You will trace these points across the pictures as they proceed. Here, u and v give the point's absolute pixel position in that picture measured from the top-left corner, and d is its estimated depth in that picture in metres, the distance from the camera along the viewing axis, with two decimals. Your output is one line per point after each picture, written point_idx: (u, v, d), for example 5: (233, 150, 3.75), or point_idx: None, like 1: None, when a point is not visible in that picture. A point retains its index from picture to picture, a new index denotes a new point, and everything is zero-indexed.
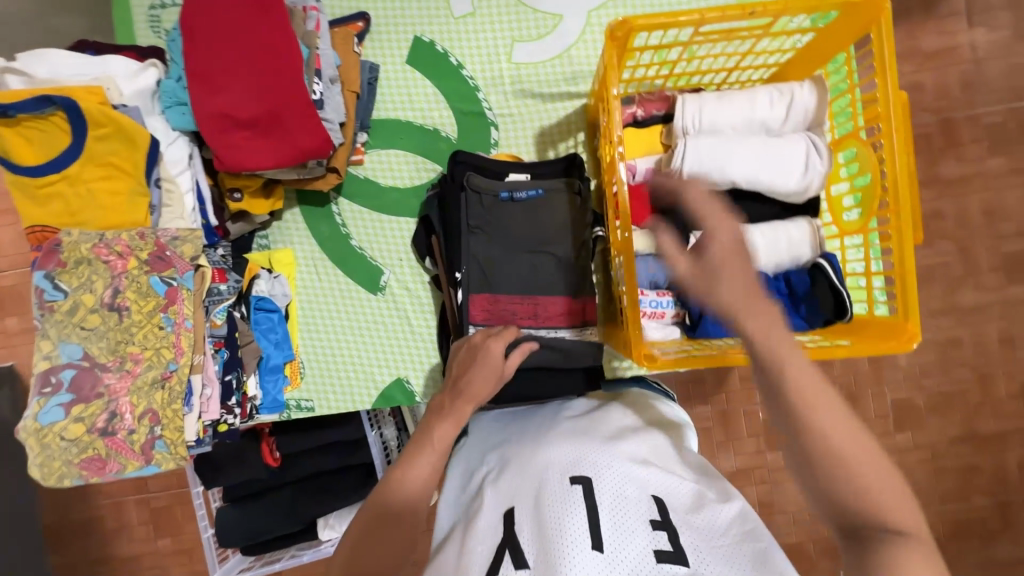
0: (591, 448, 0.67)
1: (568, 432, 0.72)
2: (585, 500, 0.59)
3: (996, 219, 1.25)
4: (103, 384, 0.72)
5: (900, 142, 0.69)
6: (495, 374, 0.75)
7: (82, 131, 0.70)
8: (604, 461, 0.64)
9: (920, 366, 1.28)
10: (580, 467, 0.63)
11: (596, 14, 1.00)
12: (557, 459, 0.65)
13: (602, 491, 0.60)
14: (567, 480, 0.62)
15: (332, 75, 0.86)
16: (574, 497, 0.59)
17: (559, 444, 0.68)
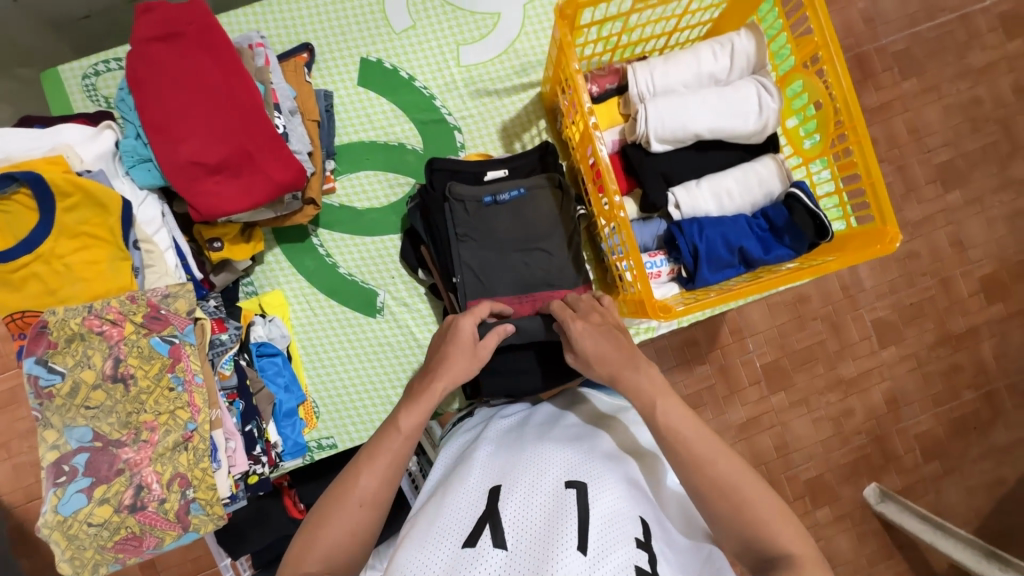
0: (594, 457, 0.65)
1: (574, 437, 0.70)
2: (579, 505, 0.58)
3: (922, 134, 1.37)
4: (121, 460, 0.68)
5: (843, 63, 0.75)
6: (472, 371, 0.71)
7: (47, 204, 0.67)
8: (606, 474, 0.63)
9: (889, 283, 1.37)
10: (582, 476, 0.62)
11: (532, 6, 1.03)
12: (560, 462, 0.64)
13: (596, 501, 0.59)
14: (565, 486, 0.61)
15: (291, 107, 0.86)
16: (569, 502, 0.58)
17: (563, 447, 0.67)
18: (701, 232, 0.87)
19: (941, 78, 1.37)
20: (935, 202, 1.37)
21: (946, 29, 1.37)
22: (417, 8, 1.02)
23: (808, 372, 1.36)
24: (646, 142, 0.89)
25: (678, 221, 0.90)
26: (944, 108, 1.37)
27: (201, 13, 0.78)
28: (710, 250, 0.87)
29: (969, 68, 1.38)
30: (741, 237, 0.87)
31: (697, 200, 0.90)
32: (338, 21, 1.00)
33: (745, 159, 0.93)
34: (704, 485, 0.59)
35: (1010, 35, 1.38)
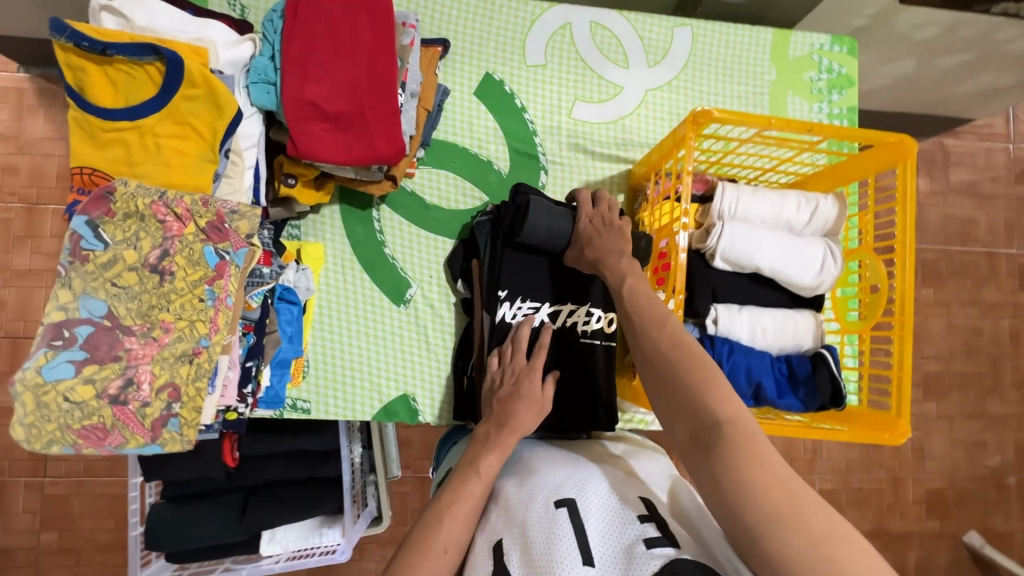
0: (577, 472, 0.72)
1: (553, 460, 0.77)
2: (572, 521, 0.64)
3: (923, 341, 1.80)
4: (122, 347, 0.66)
5: (912, 262, 0.80)
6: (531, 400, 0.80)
7: (171, 85, 0.68)
8: (589, 480, 0.70)
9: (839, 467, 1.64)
10: (566, 492, 0.68)
11: (652, 94, 1.10)
12: (544, 487, 0.70)
13: (587, 511, 0.65)
14: (554, 504, 0.67)
15: (414, 90, 0.89)
16: (561, 519, 0.64)
17: (545, 470, 0.73)
18: (730, 355, 0.92)
19: (954, 300, 1.82)
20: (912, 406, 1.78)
21: (972, 258, 1.83)
22: (553, 52, 1.08)
23: None
24: (711, 254, 0.93)
25: (712, 336, 0.94)
26: (947, 324, 1.81)
27: None
28: (730, 373, 0.91)
29: (981, 298, 1.83)
30: (761, 373, 0.91)
31: (736, 325, 0.94)
32: (481, 34, 1.06)
33: (789, 305, 0.98)
34: (654, 347, 0.69)
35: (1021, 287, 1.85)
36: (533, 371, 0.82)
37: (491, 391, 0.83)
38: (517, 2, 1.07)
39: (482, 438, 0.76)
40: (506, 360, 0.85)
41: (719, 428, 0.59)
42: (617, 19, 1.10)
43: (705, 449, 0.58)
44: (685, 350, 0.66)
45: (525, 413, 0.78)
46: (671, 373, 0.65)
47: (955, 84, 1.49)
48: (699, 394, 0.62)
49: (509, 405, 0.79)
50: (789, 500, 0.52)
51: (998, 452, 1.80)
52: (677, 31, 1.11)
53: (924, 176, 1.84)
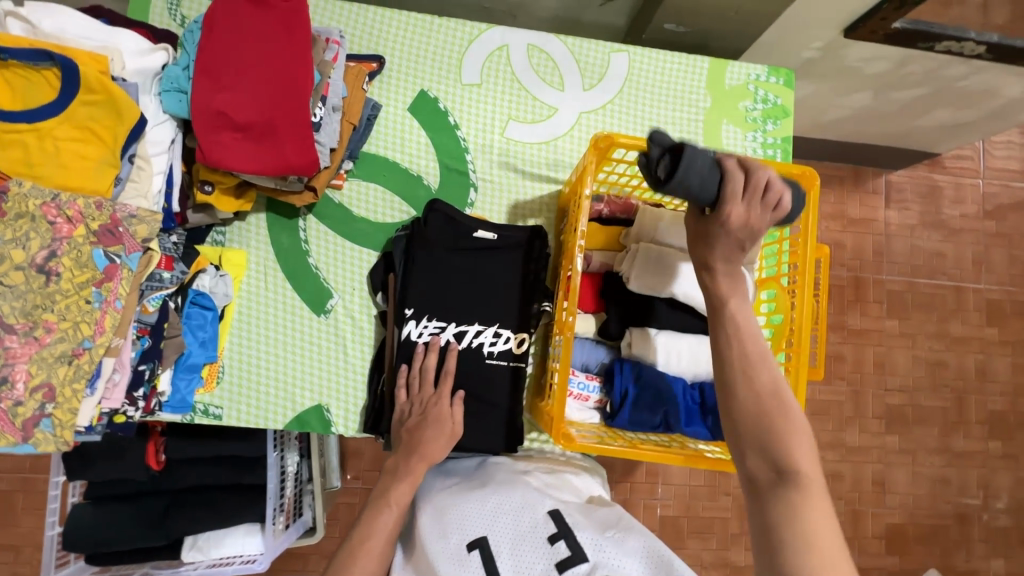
0: (485, 504, 0.77)
1: (461, 489, 0.81)
2: (484, 563, 0.71)
3: (886, 372, 1.79)
4: (2, 345, 0.67)
5: (810, 293, 0.81)
6: (446, 431, 0.86)
7: (70, 91, 0.69)
8: (499, 509, 0.76)
9: None
10: (478, 530, 0.74)
11: (586, 117, 1.12)
12: (453, 529, 0.75)
13: (499, 551, 0.72)
14: (466, 546, 0.73)
15: (335, 104, 0.91)
16: (472, 563, 0.71)
17: (458, 505, 0.78)
18: (637, 377, 0.91)
19: (920, 332, 1.81)
20: (874, 436, 1.76)
21: (938, 291, 1.83)
22: (489, 72, 1.10)
23: (699, 541, 1.64)
24: (625, 277, 0.93)
25: (624, 358, 0.94)
26: (912, 356, 1.80)
27: None
28: (637, 398, 0.90)
29: (947, 332, 1.82)
30: (670, 400, 0.89)
31: (648, 349, 0.94)
32: (417, 52, 1.08)
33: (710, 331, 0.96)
34: (755, 381, 0.60)
35: (988, 322, 1.84)
36: (442, 402, 0.87)
37: (400, 422, 0.89)
38: (456, 23, 1.09)
39: (390, 469, 0.84)
40: (413, 389, 0.90)
41: (789, 477, 0.56)
42: (554, 42, 1.12)
43: (776, 492, 0.56)
44: (773, 396, 0.59)
45: (434, 441, 0.84)
46: (762, 415, 0.59)
47: (913, 118, 1.51)
48: (773, 430, 0.59)
49: (419, 434, 0.85)
50: (828, 553, 0.52)
51: (964, 490, 1.78)
52: (614, 57, 1.13)
53: (894, 208, 1.84)
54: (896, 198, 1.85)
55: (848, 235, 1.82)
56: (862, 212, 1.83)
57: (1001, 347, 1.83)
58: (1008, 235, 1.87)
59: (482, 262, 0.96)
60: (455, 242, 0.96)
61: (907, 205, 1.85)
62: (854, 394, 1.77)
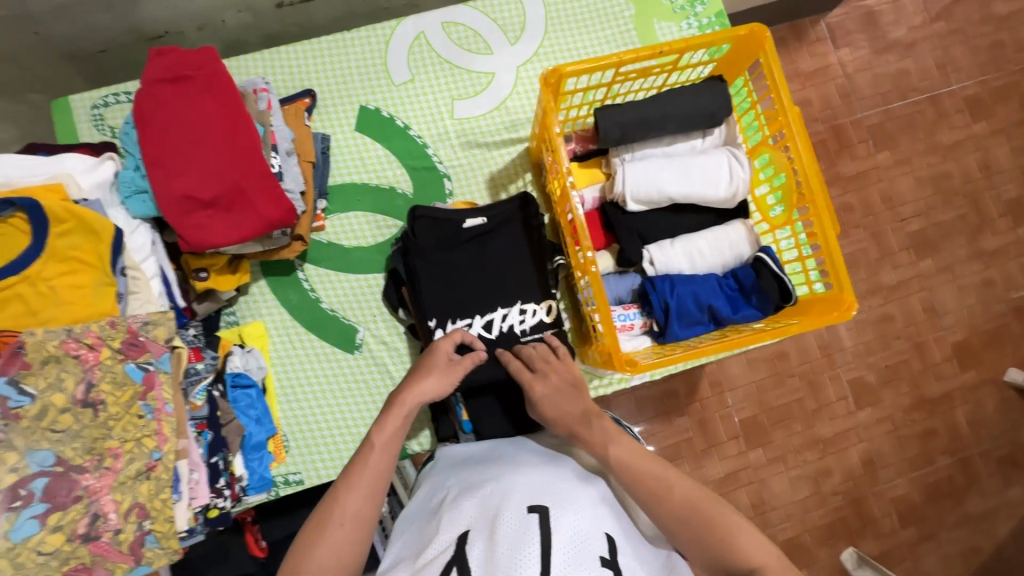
0: (555, 482, 0.72)
1: (532, 462, 0.78)
2: (541, 528, 0.64)
3: (897, 203, 1.78)
4: (81, 486, 0.67)
5: (804, 140, 0.81)
6: (444, 370, 0.82)
7: (42, 229, 0.69)
8: (569, 496, 0.70)
9: (857, 354, 1.71)
10: (543, 498, 0.69)
11: (524, 69, 1.11)
12: (520, 489, 0.70)
13: (557, 524, 0.65)
14: (525, 510, 0.67)
15: (288, 148, 0.91)
16: (531, 525, 0.65)
17: (524, 475, 0.73)
18: (673, 288, 0.90)
19: (913, 154, 1.80)
20: (908, 268, 1.76)
21: (915, 107, 1.82)
22: (417, 64, 1.09)
23: (784, 430, 1.65)
24: (623, 201, 0.93)
25: (651, 277, 0.93)
26: (914, 180, 1.79)
27: (211, 60, 0.83)
28: (681, 307, 0.90)
29: (938, 143, 1.81)
30: (710, 296, 0.90)
31: (671, 260, 0.93)
32: (342, 72, 1.07)
33: (719, 222, 0.97)
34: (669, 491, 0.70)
35: (974, 118, 1.82)
36: (440, 338, 0.86)
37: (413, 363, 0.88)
38: (366, 30, 1.08)
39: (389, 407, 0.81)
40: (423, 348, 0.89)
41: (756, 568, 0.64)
42: (465, 11, 1.11)
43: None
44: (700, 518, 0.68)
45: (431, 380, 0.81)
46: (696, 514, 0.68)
47: None
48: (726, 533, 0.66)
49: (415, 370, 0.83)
50: None
51: (1012, 285, 1.78)
52: (527, 3, 1.12)
53: (844, 46, 1.82)
54: (842, 36, 1.82)
55: (810, 90, 1.80)
56: (816, 62, 1.81)
57: (994, 137, 1.82)
58: (961, 29, 1.84)
59: (481, 244, 0.96)
60: (451, 241, 0.96)
61: (856, 39, 1.83)
62: (874, 236, 1.76)
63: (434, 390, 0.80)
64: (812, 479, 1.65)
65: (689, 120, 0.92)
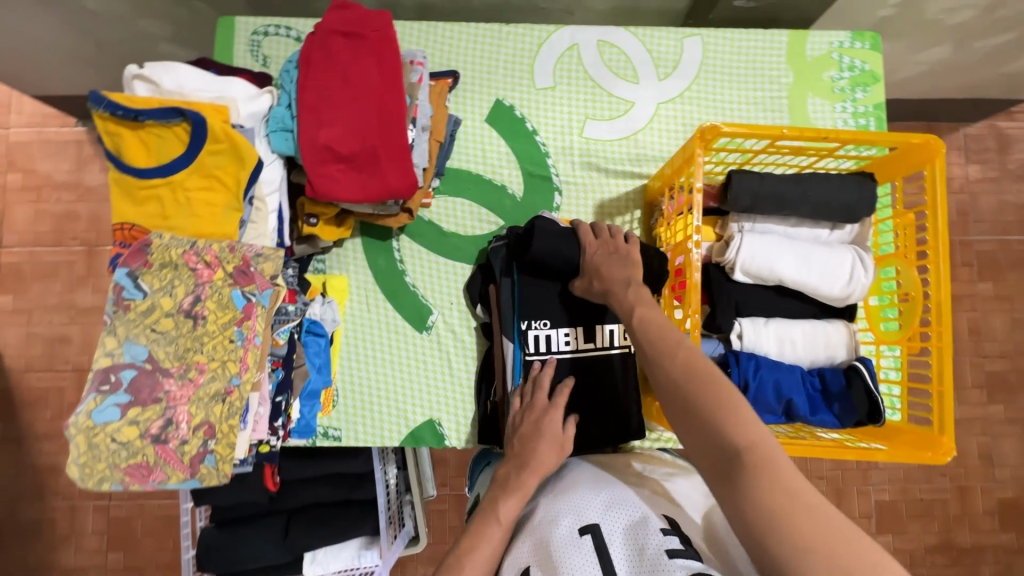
0: (600, 495, 0.72)
1: (578, 481, 0.78)
2: (597, 547, 0.65)
3: (984, 338, 1.70)
4: (163, 389, 0.71)
5: (948, 266, 0.75)
6: (560, 441, 0.83)
7: (198, 143, 0.73)
8: (619, 504, 0.70)
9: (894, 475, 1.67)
10: (594, 516, 0.69)
11: (664, 107, 1.09)
12: (566, 513, 0.71)
13: (611, 539, 0.66)
14: (577, 531, 0.67)
15: (424, 124, 0.92)
16: (585, 545, 0.65)
17: (566, 498, 0.74)
18: (757, 370, 0.87)
19: (1016, 293, 1.71)
20: (975, 407, 1.69)
21: None
22: (562, 74, 1.09)
23: None
24: (730, 268, 0.91)
25: (736, 351, 0.91)
26: (1010, 319, 1.71)
27: (385, 25, 0.86)
28: (760, 392, 0.87)
29: None
30: (793, 390, 0.87)
31: (761, 340, 0.90)
32: (490, 61, 1.08)
33: (820, 316, 0.94)
34: (670, 378, 0.65)
35: None
36: (549, 406, 0.86)
37: (512, 428, 0.87)
38: (525, 28, 1.09)
39: (502, 479, 0.79)
40: (524, 399, 0.89)
41: (739, 457, 0.55)
42: (624, 35, 1.10)
43: (739, 473, 0.54)
44: (703, 377, 0.63)
45: (543, 451, 0.81)
46: (692, 376, 0.63)
47: (1005, 64, 1.46)
48: (715, 417, 0.59)
49: (530, 443, 0.82)
50: (798, 510, 0.51)
51: None
52: (687, 42, 1.10)
53: (975, 162, 1.75)
54: (976, 151, 1.75)
55: None
56: None
57: None
58: None
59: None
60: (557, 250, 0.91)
61: (991, 158, 1.75)
62: None
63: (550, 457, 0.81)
64: None
65: (826, 209, 0.88)
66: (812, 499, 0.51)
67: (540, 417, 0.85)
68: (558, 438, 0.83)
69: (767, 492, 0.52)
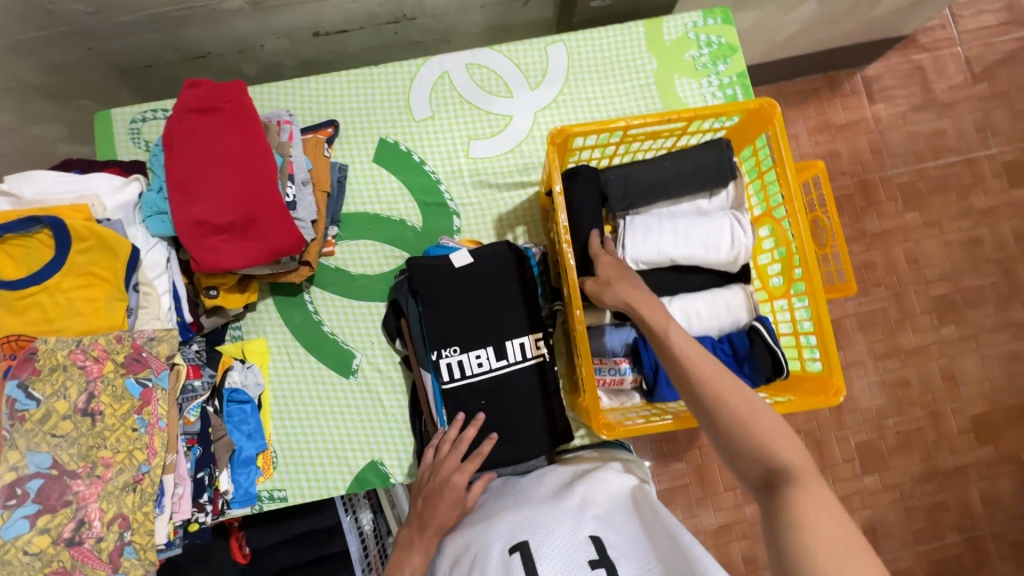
0: (531, 514, 0.82)
1: (513, 501, 0.88)
2: (524, 565, 0.75)
3: (922, 265, 1.75)
4: (72, 491, 0.72)
5: (804, 219, 0.81)
6: (459, 502, 0.91)
7: (64, 245, 0.74)
8: (548, 522, 0.80)
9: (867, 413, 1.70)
10: (523, 533, 0.80)
11: (541, 115, 1.13)
12: (499, 534, 0.81)
13: (539, 558, 0.76)
14: (508, 551, 0.78)
15: (304, 178, 0.95)
16: (518, 567, 0.76)
17: (499, 521, 0.84)
18: None
19: (943, 216, 1.78)
20: (929, 332, 1.73)
21: (950, 169, 1.80)
22: (438, 102, 1.13)
23: None
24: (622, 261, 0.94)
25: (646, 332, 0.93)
26: (943, 243, 1.77)
27: (239, 94, 0.89)
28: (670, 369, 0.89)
29: (971, 208, 1.78)
30: None
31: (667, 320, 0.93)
32: (365, 104, 1.11)
33: (720, 283, 0.96)
34: (706, 391, 0.68)
35: (1011, 185, 1.79)
36: (454, 469, 0.92)
37: (416, 487, 0.95)
38: (394, 66, 1.12)
39: (404, 543, 0.91)
40: (439, 452, 0.94)
41: (778, 470, 0.61)
42: (490, 54, 1.14)
43: (770, 486, 0.60)
44: (736, 398, 0.67)
45: (444, 511, 0.90)
46: (723, 396, 0.67)
47: (869, 11, 1.51)
48: (747, 433, 0.64)
49: (432, 507, 0.91)
50: (833, 530, 0.55)
51: None
52: (551, 50, 1.14)
53: (879, 102, 1.82)
54: (877, 91, 1.82)
55: (840, 142, 1.80)
56: (848, 115, 1.81)
57: None
58: (1004, 93, 1.82)
59: (485, 284, 0.97)
60: (449, 283, 0.97)
61: (891, 95, 1.82)
62: (895, 296, 1.74)
63: (446, 521, 0.90)
64: None
65: (701, 175, 0.92)
66: (838, 508, 0.57)
67: (439, 492, 0.91)
68: (459, 499, 0.91)
69: (794, 515, 0.57)
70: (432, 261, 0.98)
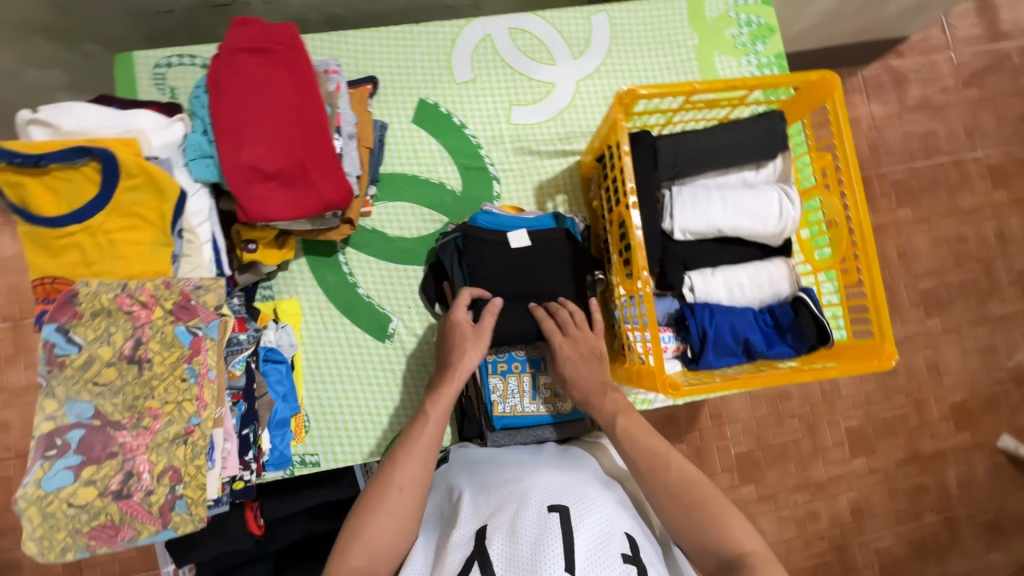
0: (577, 483, 0.72)
1: (554, 465, 0.78)
2: (562, 526, 0.64)
3: (911, 260, 1.83)
4: (116, 442, 0.68)
5: (861, 192, 0.84)
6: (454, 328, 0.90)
7: (112, 180, 0.69)
8: (592, 499, 0.70)
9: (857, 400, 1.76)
10: (564, 498, 0.69)
11: (583, 84, 1.13)
12: (538, 489, 0.71)
13: (579, 527, 0.65)
14: (544, 508, 0.67)
15: (351, 131, 0.91)
16: (552, 524, 0.64)
17: (538, 477, 0.74)
18: (712, 317, 0.90)
19: (932, 213, 1.86)
20: (916, 324, 1.81)
21: (939, 168, 1.87)
22: (478, 65, 1.10)
23: (779, 469, 1.69)
24: (670, 230, 0.94)
25: (691, 303, 0.93)
26: (931, 239, 1.85)
27: (291, 36, 0.85)
28: (718, 336, 0.90)
29: (958, 207, 1.86)
30: (749, 328, 0.90)
31: (712, 290, 0.93)
32: (405, 61, 1.08)
33: (761, 257, 0.98)
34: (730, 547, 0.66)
35: (995, 186, 1.88)
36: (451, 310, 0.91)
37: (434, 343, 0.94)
38: (435, 25, 1.09)
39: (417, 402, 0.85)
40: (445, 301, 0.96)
41: None
42: (532, 19, 1.12)
43: None
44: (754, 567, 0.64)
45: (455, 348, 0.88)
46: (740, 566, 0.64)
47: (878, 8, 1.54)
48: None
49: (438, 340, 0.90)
50: None
51: (1014, 351, 1.83)
52: (594, 19, 1.14)
53: (877, 101, 1.88)
54: (875, 90, 1.88)
55: None
56: None
57: (1012, 207, 1.88)
58: (992, 99, 1.91)
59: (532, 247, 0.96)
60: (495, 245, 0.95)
61: (888, 95, 1.88)
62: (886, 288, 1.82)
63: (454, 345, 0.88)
64: (799, 521, 1.68)
65: (754, 146, 0.93)
66: None
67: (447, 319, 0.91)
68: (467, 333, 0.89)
69: None
70: (483, 229, 0.96)
